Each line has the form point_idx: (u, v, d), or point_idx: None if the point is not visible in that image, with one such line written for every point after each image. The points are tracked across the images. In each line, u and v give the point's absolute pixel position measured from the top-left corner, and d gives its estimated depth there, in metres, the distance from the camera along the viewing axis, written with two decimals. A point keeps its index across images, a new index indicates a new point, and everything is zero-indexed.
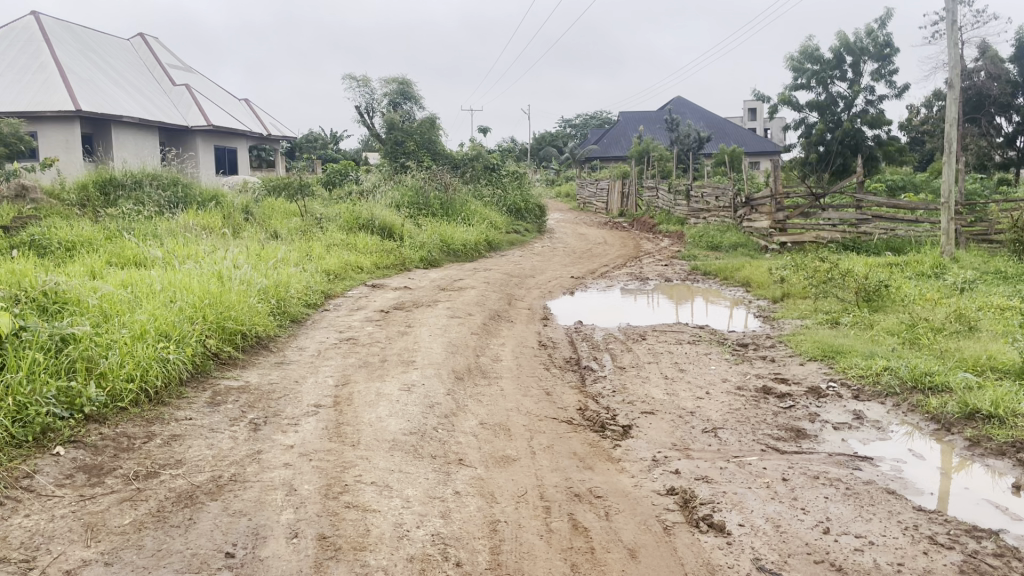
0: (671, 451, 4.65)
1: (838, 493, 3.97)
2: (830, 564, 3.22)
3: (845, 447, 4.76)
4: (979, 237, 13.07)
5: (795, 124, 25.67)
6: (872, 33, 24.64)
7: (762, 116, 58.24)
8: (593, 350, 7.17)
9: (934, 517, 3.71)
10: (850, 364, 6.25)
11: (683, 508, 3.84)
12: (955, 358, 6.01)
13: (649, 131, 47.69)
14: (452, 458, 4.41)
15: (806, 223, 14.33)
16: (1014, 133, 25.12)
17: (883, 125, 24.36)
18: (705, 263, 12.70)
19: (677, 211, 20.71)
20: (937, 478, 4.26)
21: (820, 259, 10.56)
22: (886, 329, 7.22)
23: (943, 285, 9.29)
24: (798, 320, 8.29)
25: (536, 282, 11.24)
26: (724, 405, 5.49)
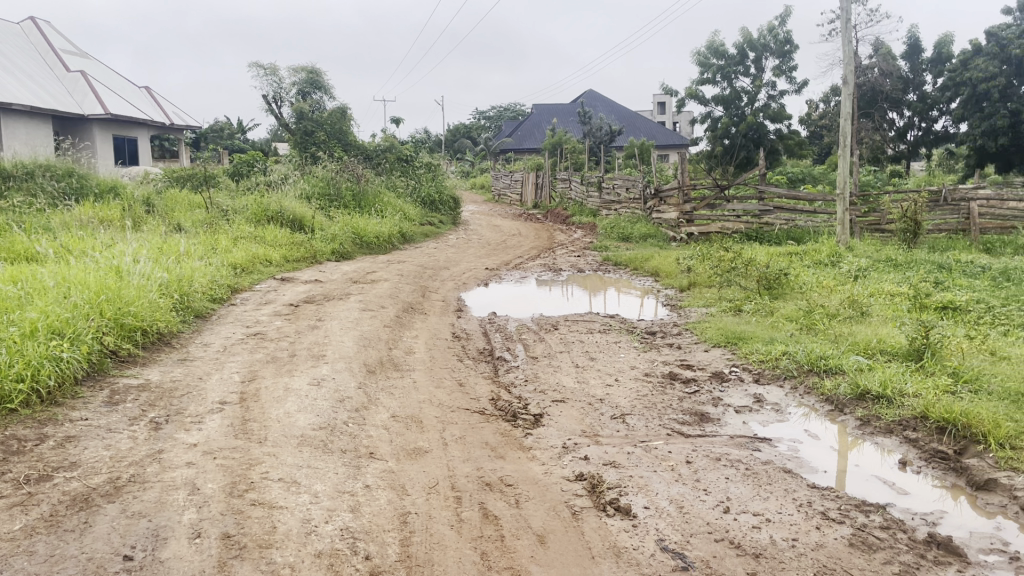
0: (581, 437, 4.74)
1: (738, 473, 4.12)
2: (728, 542, 3.34)
3: (745, 429, 4.94)
4: (873, 227, 13.73)
5: (701, 117, 26.35)
6: (773, 31, 25.45)
7: (672, 109, 59.72)
8: (506, 341, 7.20)
9: (826, 493, 3.89)
10: (752, 350, 6.50)
11: (591, 492, 3.92)
12: (848, 342, 6.31)
13: (561, 123, 48.12)
14: (363, 451, 4.38)
15: (712, 214, 14.64)
16: (905, 127, 26.43)
17: (783, 120, 25.31)
18: (616, 254, 12.92)
19: (589, 203, 21.02)
20: (830, 457, 4.48)
21: (725, 249, 10.94)
22: (786, 315, 7.53)
23: (838, 272, 9.75)
24: (704, 307, 8.56)
25: (450, 273, 11.22)
26: (632, 391, 5.63)
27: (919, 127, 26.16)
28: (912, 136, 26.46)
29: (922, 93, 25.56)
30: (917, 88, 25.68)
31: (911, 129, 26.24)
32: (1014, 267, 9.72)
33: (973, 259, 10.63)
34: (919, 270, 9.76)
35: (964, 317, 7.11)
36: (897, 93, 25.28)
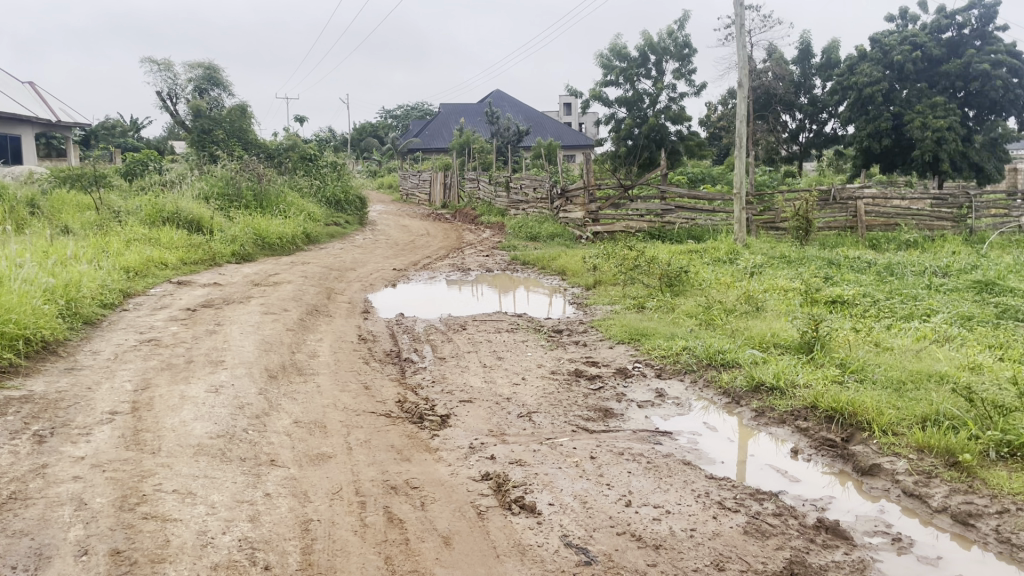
0: (488, 437, 4.74)
1: (640, 467, 4.21)
2: (630, 535, 3.41)
3: (648, 423, 5.06)
4: (768, 225, 14.28)
5: (605, 118, 26.80)
6: (673, 34, 26.14)
7: (578, 111, 60.62)
8: (413, 342, 7.16)
9: (723, 483, 4.02)
10: (653, 346, 6.66)
11: (496, 492, 3.93)
12: (744, 336, 6.55)
13: (469, 122, 48.10)
14: (263, 459, 4.26)
15: (616, 213, 14.91)
16: (797, 129, 27.53)
17: (684, 121, 26.01)
18: (524, 253, 13.01)
19: (497, 202, 21.11)
20: (727, 448, 4.63)
21: (628, 247, 11.16)
22: (686, 312, 7.75)
23: (736, 269, 10.09)
24: (609, 305, 8.72)
25: (357, 274, 11.07)
26: (539, 389, 5.68)
27: (811, 129, 27.36)
28: (804, 138, 27.61)
29: (812, 97, 26.71)
30: (807, 91, 26.88)
31: (803, 131, 27.39)
32: (896, 261, 10.28)
33: (860, 255, 11.19)
34: (810, 266, 10.20)
35: (851, 310, 7.48)
36: (789, 96, 26.33)
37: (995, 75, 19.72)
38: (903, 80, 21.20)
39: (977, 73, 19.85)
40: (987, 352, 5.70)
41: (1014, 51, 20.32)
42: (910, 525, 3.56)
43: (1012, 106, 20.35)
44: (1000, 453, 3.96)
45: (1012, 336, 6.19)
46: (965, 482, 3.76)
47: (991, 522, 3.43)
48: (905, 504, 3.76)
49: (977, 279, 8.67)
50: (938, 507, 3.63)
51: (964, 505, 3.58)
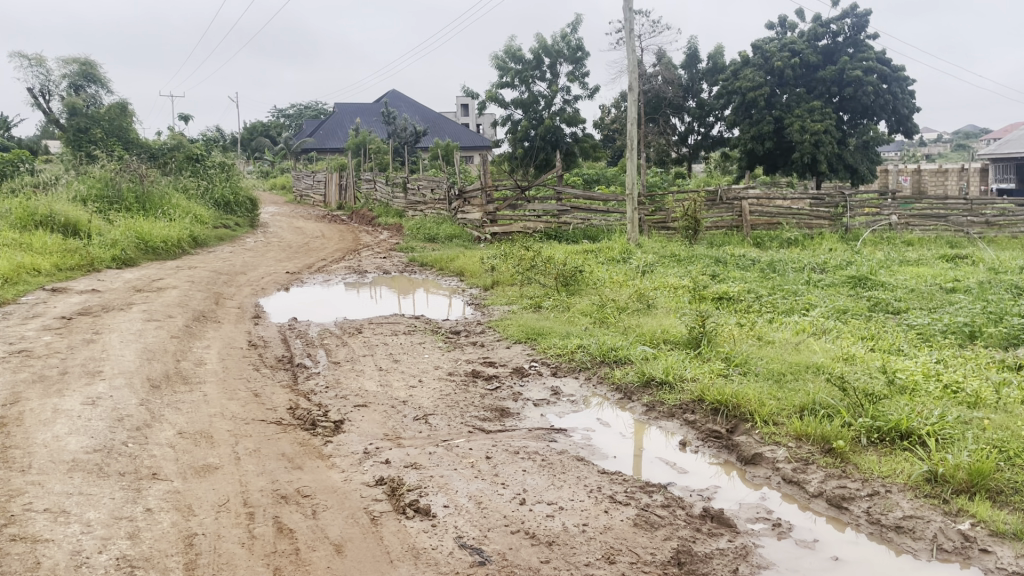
0: (382, 441, 4.68)
1: (535, 465, 4.25)
2: (524, 533, 3.43)
3: (543, 421, 5.11)
4: (660, 225, 14.68)
5: (501, 120, 26.93)
6: (566, 37, 26.54)
7: (475, 112, 60.78)
8: (307, 347, 7.00)
9: (614, 478, 4.10)
10: (549, 345, 6.73)
11: (390, 496, 3.88)
12: (636, 333, 6.70)
13: (365, 123, 47.42)
14: (144, 473, 4.07)
15: (513, 214, 14.99)
16: (686, 131, 28.44)
17: (578, 123, 26.43)
18: (422, 255, 12.93)
19: (395, 203, 20.90)
20: (619, 443, 4.72)
21: (525, 247, 11.25)
22: (581, 310, 7.87)
23: (628, 268, 10.33)
24: (506, 305, 8.76)
25: (248, 279, 10.73)
26: (435, 391, 5.65)
27: (698, 132, 28.33)
28: (692, 140, 28.56)
29: (700, 100, 27.64)
30: (695, 95, 27.80)
31: (692, 133, 28.32)
32: (779, 259, 10.75)
33: (745, 253, 11.64)
34: (699, 264, 10.54)
35: (736, 306, 7.77)
36: (678, 100, 27.15)
37: (867, 81, 20.95)
38: (783, 85, 22.22)
39: (850, 79, 21.02)
40: (860, 344, 6.03)
41: (882, 58, 21.67)
42: (789, 510, 3.72)
43: (882, 110, 21.67)
44: (871, 439, 4.18)
45: (881, 327, 6.58)
46: (839, 468, 3.96)
47: (862, 505, 3.62)
48: (785, 490, 3.93)
49: (852, 275, 9.16)
50: (814, 492, 3.80)
51: (838, 489, 3.77)
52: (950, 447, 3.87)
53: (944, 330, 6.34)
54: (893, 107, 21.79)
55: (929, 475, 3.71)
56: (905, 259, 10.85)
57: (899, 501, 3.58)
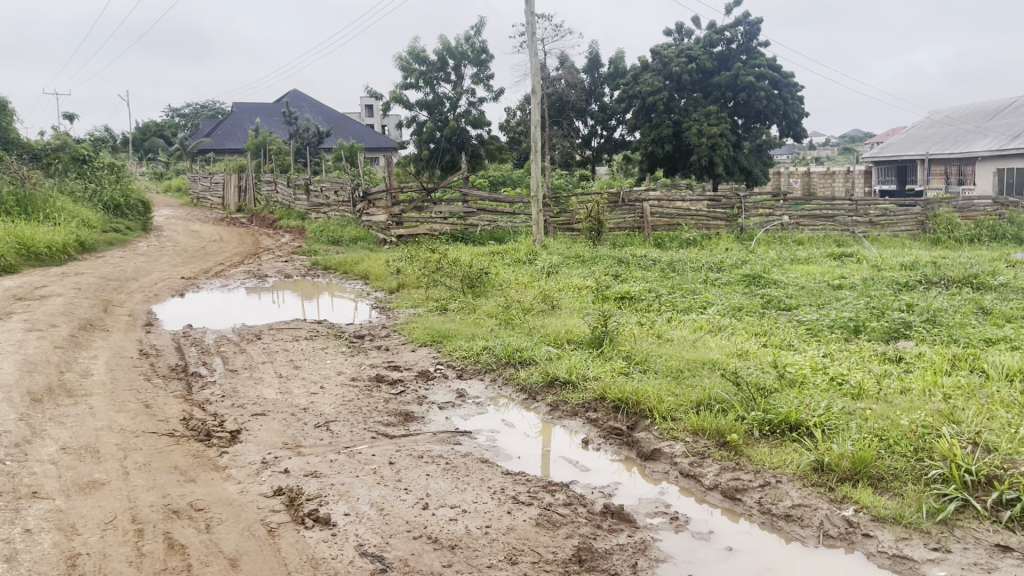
0: (282, 450, 4.55)
1: (439, 468, 4.22)
2: (426, 538, 3.40)
3: (448, 424, 5.09)
4: (564, 227, 14.85)
5: (406, 121, 26.69)
6: (470, 39, 26.55)
7: (379, 112, 60.17)
8: (203, 355, 6.75)
9: (518, 478, 4.12)
10: (455, 347, 6.72)
11: (289, 507, 3.77)
12: (541, 334, 6.75)
13: (265, 123, 46.18)
14: (23, 492, 3.83)
15: (419, 216, 14.88)
16: (589, 134, 28.89)
17: (484, 125, 26.47)
18: (326, 258, 12.70)
19: (297, 205, 20.44)
20: (523, 443, 4.74)
21: (431, 249, 11.20)
22: (487, 312, 7.88)
23: (534, 269, 10.42)
24: (411, 308, 8.69)
25: (140, 285, 10.27)
26: (337, 397, 5.54)
27: (601, 135, 28.83)
28: (596, 143, 29.05)
29: (602, 104, 28.14)
30: (597, 98, 28.29)
31: (595, 136, 28.79)
32: (678, 258, 11.05)
33: (646, 253, 11.91)
34: (603, 265, 10.73)
35: (638, 305, 7.93)
36: (581, 103, 27.58)
37: (759, 87, 21.79)
38: (681, 90, 22.86)
39: (744, 84, 21.82)
40: (754, 340, 6.25)
41: (773, 65, 22.60)
42: (685, 504, 3.82)
43: (773, 115, 22.60)
44: (763, 431, 4.33)
45: (774, 323, 6.84)
46: (733, 460, 4.09)
47: (754, 495, 3.75)
48: (682, 484, 4.03)
49: (747, 273, 9.50)
50: (710, 485, 3.92)
51: (732, 481, 3.89)
52: (835, 437, 4.05)
53: (831, 325, 6.64)
54: (784, 112, 22.75)
55: (816, 464, 3.87)
56: (796, 257, 11.33)
57: (787, 490, 3.73)
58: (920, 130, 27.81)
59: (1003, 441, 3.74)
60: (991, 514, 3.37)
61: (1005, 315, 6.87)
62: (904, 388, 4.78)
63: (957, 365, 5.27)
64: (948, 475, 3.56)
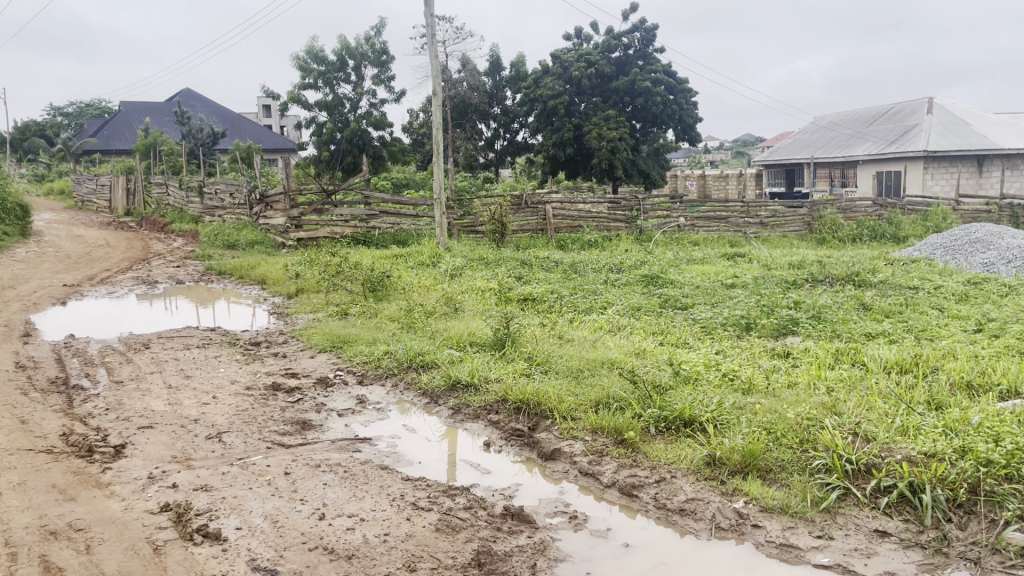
0: (170, 464, 4.36)
1: (336, 477, 4.13)
2: (322, 549, 3.31)
3: (348, 431, 4.99)
4: (468, 229, 14.84)
5: (305, 122, 26.09)
6: (370, 40, 26.21)
7: (278, 113, 58.77)
8: (86, 366, 6.41)
9: (418, 484, 4.07)
10: (355, 352, 6.60)
11: (177, 523, 3.61)
12: (443, 337, 6.71)
13: (155, 123, 44.33)
14: None
15: (319, 219, 14.59)
16: (492, 137, 28.95)
17: (386, 127, 26.18)
18: (220, 263, 12.28)
19: (190, 208, 19.71)
20: (424, 447, 4.69)
21: (331, 253, 10.98)
22: (388, 316, 7.78)
23: (437, 272, 10.36)
24: (310, 313, 8.49)
25: (17, 293, 9.67)
26: (231, 407, 5.35)
27: (504, 137, 28.95)
28: (499, 146, 29.14)
29: (504, 107, 28.30)
30: (500, 102, 28.44)
31: (498, 139, 28.88)
32: (580, 260, 11.20)
33: (548, 254, 12.03)
34: (505, 267, 10.77)
35: (540, 306, 8.00)
36: (483, 106, 27.64)
37: (655, 92, 22.37)
38: (581, 94, 23.17)
39: (641, 89, 22.36)
40: (651, 339, 6.39)
41: (669, 71, 23.25)
42: (585, 502, 3.86)
43: (669, 120, 23.25)
44: (659, 428, 4.43)
45: (670, 322, 7.02)
46: (630, 458, 4.17)
47: (651, 491, 3.83)
48: (582, 483, 4.07)
49: (645, 274, 9.71)
50: (608, 483, 3.97)
51: (629, 478, 3.95)
52: (726, 432, 4.18)
53: (724, 323, 6.85)
54: (679, 117, 23.45)
55: (709, 458, 3.98)
56: (692, 258, 11.67)
57: (682, 485, 3.82)
58: (806, 135, 29.14)
59: (881, 431, 3.94)
60: (870, 501, 3.54)
61: (883, 310, 7.26)
62: (791, 382, 4.98)
63: (839, 359, 5.54)
64: (831, 466, 3.73)
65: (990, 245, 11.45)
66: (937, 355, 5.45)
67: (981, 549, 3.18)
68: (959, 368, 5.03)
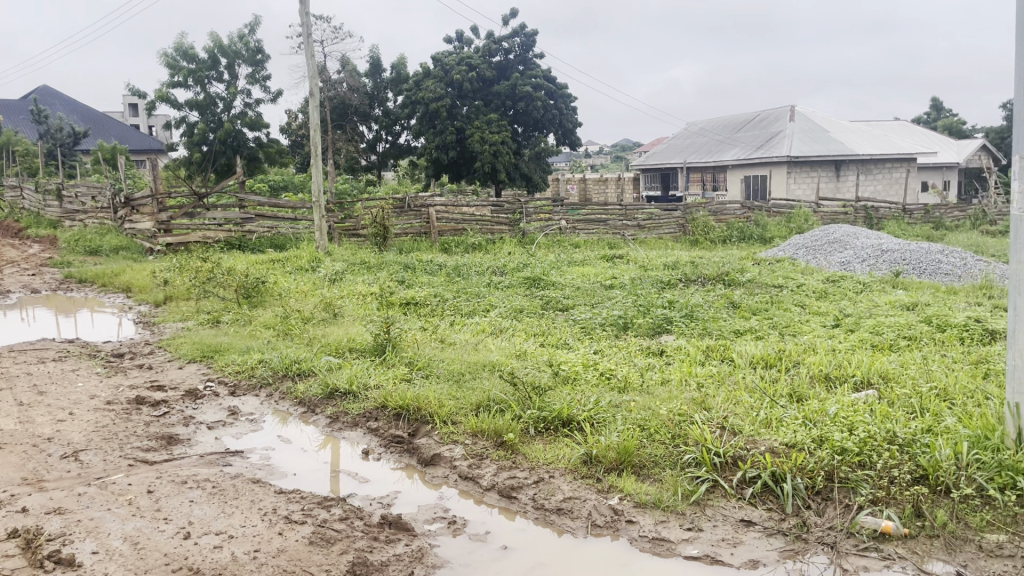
0: (20, 487, 4.05)
1: (204, 494, 3.94)
2: (188, 570, 3.15)
3: (218, 444, 4.78)
4: (349, 232, 14.58)
5: (174, 122, 24.96)
6: (244, 38, 25.39)
7: (146, 113, 56.05)
8: None
9: (291, 497, 3.94)
10: (227, 361, 6.35)
11: (25, 550, 3.35)
12: (321, 344, 6.54)
13: (7, 121, 41.36)
14: None
15: (190, 223, 13.99)
16: (374, 139, 28.54)
17: (262, 128, 25.39)
18: (81, 270, 11.56)
19: (48, 212, 18.47)
20: (299, 459, 4.55)
21: (203, 258, 10.53)
22: (263, 323, 7.53)
23: (316, 277, 10.12)
24: (180, 322, 8.11)
25: None
26: (89, 424, 5.03)
27: (386, 140, 28.61)
28: (381, 148, 28.76)
29: (385, 109, 27.97)
30: (381, 104, 28.05)
31: (380, 141, 28.50)
32: (463, 263, 11.19)
33: (431, 257, 11.98)
34: (387, 271, 10.63)
35: (422, 310, 7.94)
36: (364, 108, 27.22)
37: (536, 96, 22.72)
38: (463, 97, 23.16)
39: (521, 94, 22.65)
40: (532, 340, 6.44)
41: (548, 76, 23.69)
42: (464, 506, 3.84)
43: (550, 124, 23.69)
44: (538, 428, 4.47)
45: (552, 323, 7.11)
46: (509, 459, 4.18)
47: (529, 492, 3.85)
48: (461, 487, 4.04)
49: (527, 276, 9.80)
50: (487, 486, 3.96)
51: (508, 480, 3.96)
52: (602, 430, 4.26)
53: (603, 322, 7.01)
54: (559, 121, 23.93)
55: (585, 457, 4.05)
56: (573, 260, 11.88)
57: (559, 485, 3.87)
58: (680, 140, 30.24)
59: (746, 424, 4.11)
60: (737, 492, 3.68)
61: (750, 308, 7.60)
62: (664, 379, 5.13)
63: (710, 356, 5.76)
64: (700, 459, 3.86)
65: (846, 246, 12.20)
66: (799, 350, 5.75)
67: (837, 532, 3.35)
68: (818, 362, 5.32)
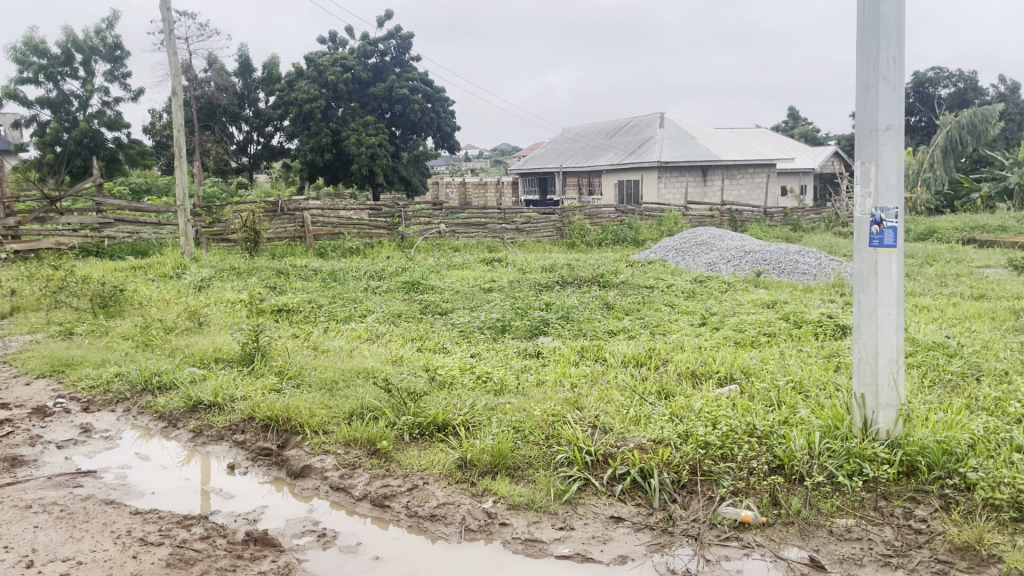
0: None
1: (50, 518, 3.66)
2: None
3: (68, 465, 4.47)
4: (218, 238, 14.03)
5: (23, 120, 23.30)
6: (100, 33, 24.03)
7: None
8: None
9: (149, 517, 3.73)
10: (81, 376, 5.96)
11: None
12: (184, 355, 6.24)
13: None
14: None
15: (41, 228, 13.10)
16: (244, 141, 27.58)
17: (122, 128, 24.08)
18: None
19: None
20: (159, 476, 4.31)
21: (54, 266, 9.88)
22: (121, 334, 7.11)
23: (180, 284, 9.67)
24: (27, 335, 7.56)
25: None
26: None
27: (259, 141, 27.71)
28: (253, 150, 27.83)
29: (257, 110, 27.07)
30: (252, 104, 27.13)
31: (251, 142, 27.57)
32: (338, 267, 10.96)
33: (305, 262, 11.68)
34: (258, 276, 10.28)
35: (295, 317, 7.71)
36: (234, 108, 26.25)
37: (413, 99, 22.61)
38: (338, 99, 22.72)
39: (398, 96, 22.48)
40: (409, 345, 6.37)
41: (425, 79, 23.68)
42: (334, 518, 3.74)
43: (427, 127, 23.62)
44: (413, 434, 4.42)
45: (429, 327, 7.06)
46: (383, 467, 4.11)
47: (402, 500, 3.79)
48: (332, 498, 3.94)
49: (405, 280, 9.70)
50: (359, 496, 3.87)
51: (381, 489, 3.89)
52: (477, 434, 4.25)
53: (480, 326, 7.02)
54: (437, 124, 23.91)
55: (460, 461, 4.03)
56: (451, 263, 11.86)
57: (433, 490, 3.83)
58: (557, 146, 30.76)
59: (616, 422, 4.20)
60: (607, 489, 3.75)
61: (623, 308, 7.80)
62: (539, 380, 5.18)
63: (584, 356, 5.87)
64: (572, 458, 3.91)
65: (712, 247, 12.73)
66: (667, 348, 5.93)
67: (700, 524, 3.46)
68: (686, 360, 5.50)
